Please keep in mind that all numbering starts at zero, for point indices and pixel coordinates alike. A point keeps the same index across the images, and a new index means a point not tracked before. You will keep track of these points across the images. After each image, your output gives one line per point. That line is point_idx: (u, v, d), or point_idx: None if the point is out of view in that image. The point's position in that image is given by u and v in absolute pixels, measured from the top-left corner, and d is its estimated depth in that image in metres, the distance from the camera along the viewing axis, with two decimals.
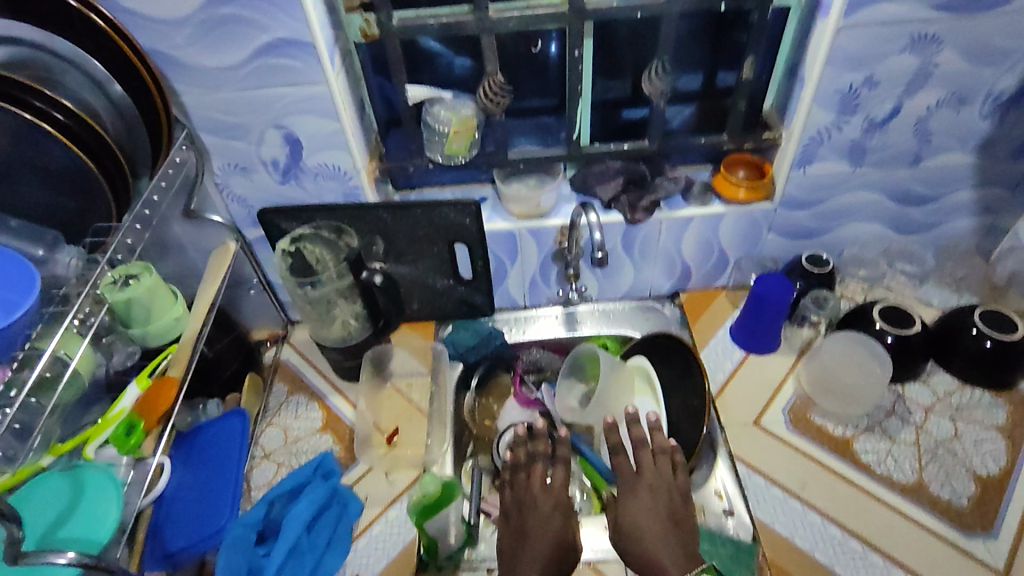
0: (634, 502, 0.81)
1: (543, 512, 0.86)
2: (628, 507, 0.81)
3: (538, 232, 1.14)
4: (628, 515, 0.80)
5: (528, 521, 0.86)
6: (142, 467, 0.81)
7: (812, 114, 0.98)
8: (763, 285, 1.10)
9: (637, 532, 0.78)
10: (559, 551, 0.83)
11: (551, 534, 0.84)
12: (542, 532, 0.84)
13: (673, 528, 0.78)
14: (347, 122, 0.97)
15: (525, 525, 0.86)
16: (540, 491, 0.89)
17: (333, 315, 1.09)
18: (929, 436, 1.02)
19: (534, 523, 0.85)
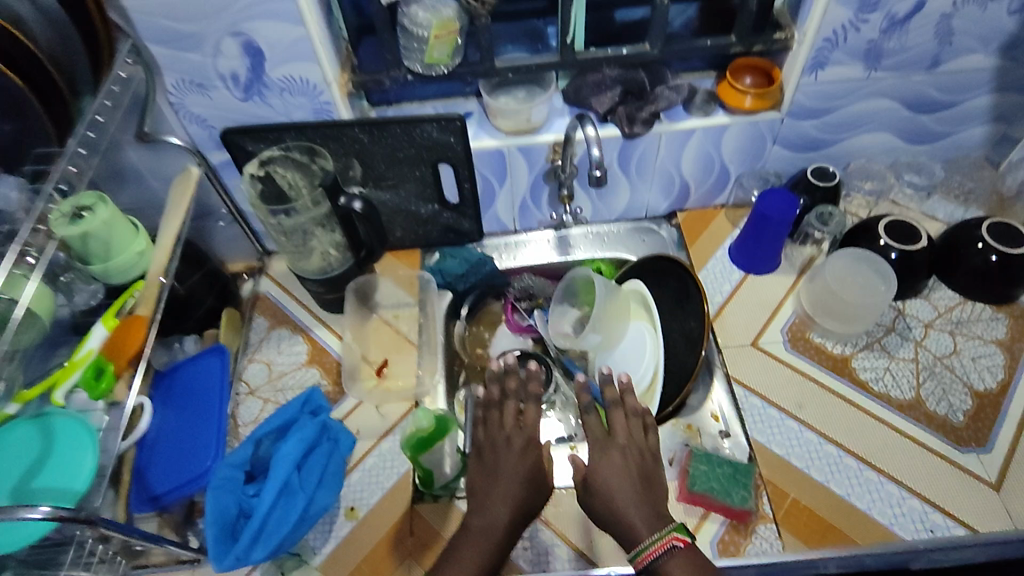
0: (608, 459, 0.80)
1: (515, 459, 0.82)
2: (602, 461, 0.80)
3: (528, 149, 1.06)
4: (598, 470, 0.80)
5: (499, 467, 0.83)
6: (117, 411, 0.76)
7: (829, 11, 0.89)
8: (765, 202, 1.04)
9: (608, 488, 0.78)
10: (530, 490, 0.81)
11: (521, 475, 0.82)
12: (512, 476, 0.81)
13: (644, 484, 0.79)
14: (313, 27, 0.86)
15: (496, 468, 0.83)
16: (515, 438, 0.85)
17: (310, 246, 1.02)
18: (928, 353, 1.00)
19: (505, 468, 0.82)
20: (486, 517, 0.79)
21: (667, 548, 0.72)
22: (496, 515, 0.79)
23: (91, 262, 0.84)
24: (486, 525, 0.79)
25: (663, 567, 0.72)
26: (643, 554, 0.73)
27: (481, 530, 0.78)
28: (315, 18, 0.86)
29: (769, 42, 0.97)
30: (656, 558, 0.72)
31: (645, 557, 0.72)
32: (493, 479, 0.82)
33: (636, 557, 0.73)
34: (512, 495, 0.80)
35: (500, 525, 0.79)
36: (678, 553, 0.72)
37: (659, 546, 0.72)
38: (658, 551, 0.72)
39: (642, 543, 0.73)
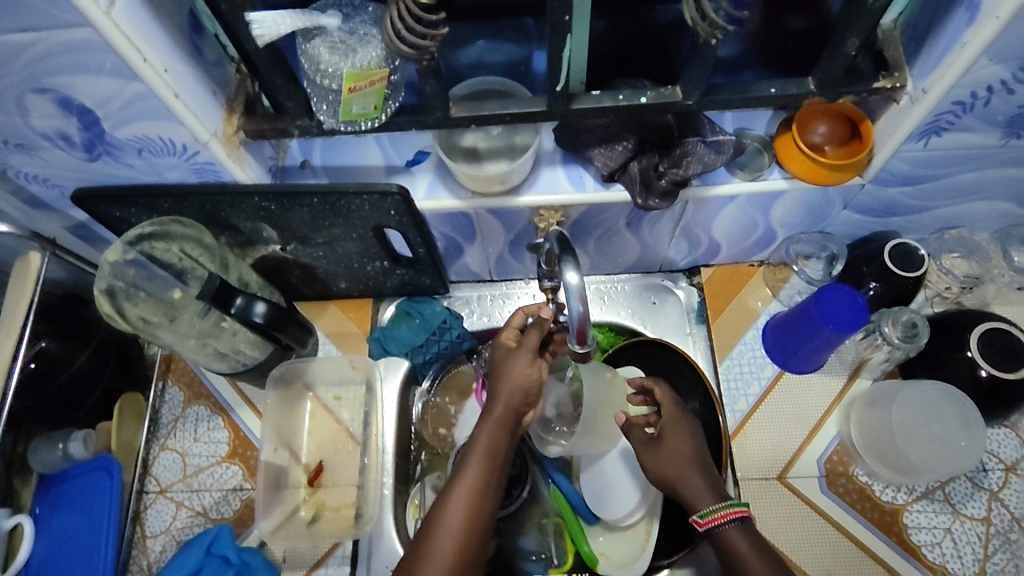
0: (679, 436, 0.75)
1: (519, 360, 0.70)
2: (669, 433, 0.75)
3: (501, 211, 0.77)
4: (672, 434, 0.75)
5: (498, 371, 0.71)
6: None
7: (972, 70, 0.56)
8: (822, 305, 0.77)
9: (678, 455, 0.74)
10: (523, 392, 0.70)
11: (517, 386, 0.69)
12: (508, 390, 0.69)
13: (704, 468, 0.73)
14: (158, 81, 0.56)
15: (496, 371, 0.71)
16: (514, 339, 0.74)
17: (210, 343, 0.78)
18: (1003, 510, 0.78)
19: (505, 371, 0.71)
20: (483, 438, 0.68)
21: (734, 518, 0.68)
22: (496, 429, 0.68)
23: None
24: (486, 440, 0.68)
25: (725, 535, 0.68)
26: (708, 516, 0.69)
27: (481, 452, 0.67)
28: (159, 65, 0.56)
29: (864, 92, 0.64)
30: (721, 524, 0.68)
31: (709, 521, 0.68)
32: (494, 390, 0.71)
33: (703, 517, 0.69)
34: (509, 411, 0.69)
35: (501, 435, 0.69)
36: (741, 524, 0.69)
37: (725, 514, 0.69)
38: (726, 517, 0.68)
39: (711, 505, 0.69)
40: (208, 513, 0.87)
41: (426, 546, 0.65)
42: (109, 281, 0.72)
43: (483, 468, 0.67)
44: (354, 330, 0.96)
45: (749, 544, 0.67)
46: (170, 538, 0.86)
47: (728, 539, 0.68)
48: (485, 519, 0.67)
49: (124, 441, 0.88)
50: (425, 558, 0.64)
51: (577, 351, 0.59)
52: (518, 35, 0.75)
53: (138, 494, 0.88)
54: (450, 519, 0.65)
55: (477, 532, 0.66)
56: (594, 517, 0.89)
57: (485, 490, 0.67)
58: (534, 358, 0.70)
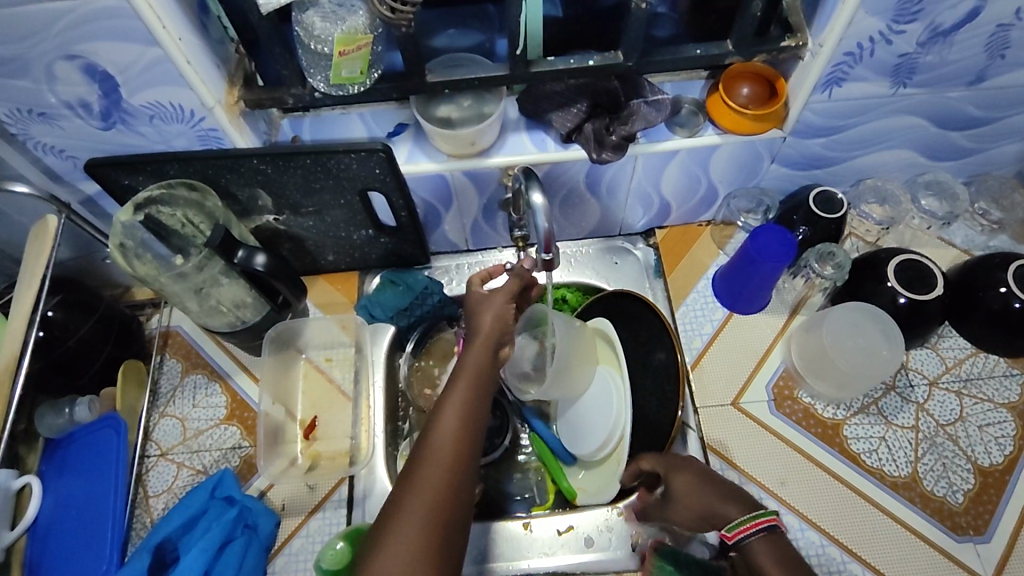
0: (678, 475, 0.73)
1: (499, 295, 0.74)
2: (674, 479, 0.73)
3: (474, 173, 0.87)
4: (671, 485, 0.73)
5: (477, 306, 0.74)
6: None
7: (855, 22, 0.69)
8: (756, 243, 0.88)
9: (687, 495, 0.71)
10: (502, 322, 0.73)
11: (498, 316, 0.72)
12: (490, 318, 0.72)
13: (726, 494, 0.69)
14: (174, 47, 0.65)
15: (475, 306, 0.75)
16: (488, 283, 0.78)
17: (212, 302, 0.85)
18: (929, 418, 0.89)
19: (484, 306, 0.74)
20: (470, 358, 0.69)
21: (759, 528, 0.63)
22: (482, 349, 0.70)
23: None
24: (475, 358, 0.69)
25: (752, 549, 0.62)
26: (735, 529, 0.63)
27: (470, 367, 0.68)
28: (174, 33, 0.65)
29: (775, 51, 0.76)
30: (750, 536, 0.62)
31: (736, 534, 0.63)
32: (475, 322, 0.73)
33: (730, 532, 0.64)
34: (492, 339, 0.71)
35: (486, 355, 0.70)
36: (771, 534, 0.63)
37: (751, 526, 0.63)
38: (753, 529, 0.62)
39: (735, 518, 0.64)
40: (208, 470, 0.91)
41: (424, 452, 0.63)
42: (121, 239, 0.80)
43: (474, 379, 0.67)
44: (342, 299, 1.04)
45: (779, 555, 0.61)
46: (171, 495, 0.89)
47: (759, 555, 0.62)
48: (479, 428, 0.66)
49: (128, 405, 0.93)
50: (425, 460, 0.62)
51: (545, 259, 0.69)
52: (482, 21, 0.86)
53: (140, 458, 0.92)
54: (444, 432, 0.63)
55: (473, 437, 0.64)
56: (571, 458, 0.96)
57: (478, 401, 0.67)
58: (511, 295, 0.74)
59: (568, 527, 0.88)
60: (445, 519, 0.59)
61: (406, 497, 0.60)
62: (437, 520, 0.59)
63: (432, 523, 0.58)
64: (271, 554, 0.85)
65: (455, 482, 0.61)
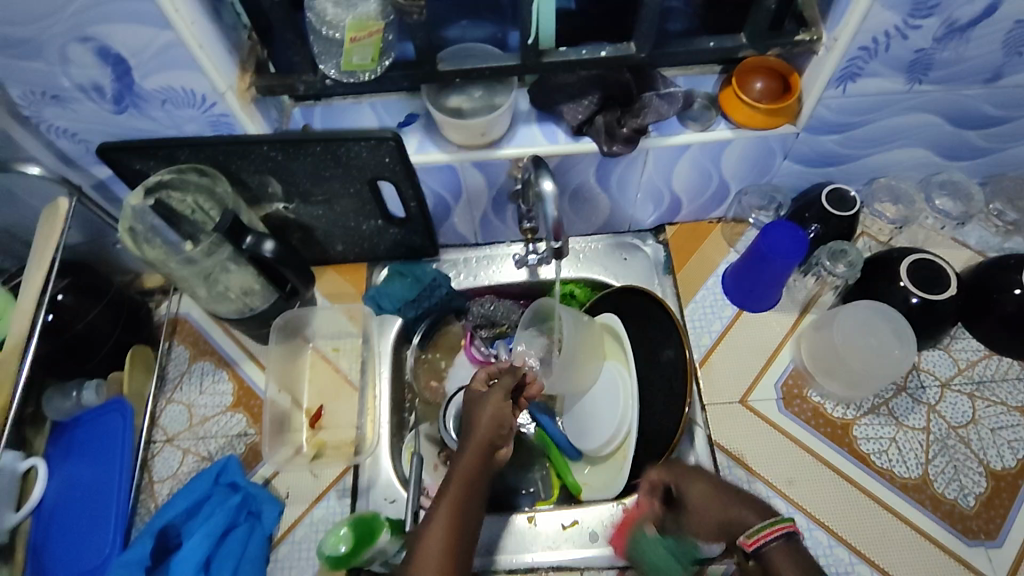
0: (694, 481, 0.65)
1: (493, 399, 0.75)
2: (686, 481, 0.66)
3: (484, 165, 0.87)
4: (686, 494, 0.65)
5: (472, 413, 0.75)
6: None
7: (870, 16, 0.68)
8: (767, 240, 0.87)
9: (702, 503, 0.64)
10: (496, 430, 0.73)
11: (490, 422, 0.73)
12: (484, 426, 0.73)
13: (748, 506, 0.61)
14: (186, 30, 0.65)
15: (470, 412, 0.76)
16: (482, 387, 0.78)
17: (221, 289, 0.85)
18: (941, 421, 0.87)
19: (479, 412, 0.75)
20: (460, 468, 0.70)
21: (778, 534, 0.55)
22: (473, 458, 0.70)
23: None
24: (465, 468, 0.70)
25: (769, 559, 0.54)
26: (755, 535, 0.55)
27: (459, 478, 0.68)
28: (187, 17, 0.65)
29: (789, 45, 0.76)
30: (767, 544, 0.55)
31: (757, 541, 0.55)
32: (469, 429, 0.74)
33: (748, 538, 0.55)
34: (484, 444, 0.72)
35: (476, 463, 0.70)
36: (792, 542, 0.55)
37: (770, 531, 0.55)
38: (774, 534, 0.55)
39: (755, 523, 0.56)
40: (213, 457, 0.91)
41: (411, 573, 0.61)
42: (131, 224, 0.79)
43: (461, 493, 0.67)
44: (351, 290, 1.04)
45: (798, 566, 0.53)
46: (176, 481, 0.89)
47: (777, 564, 0.54)
48: (466, 548, 0.65)
49: (135, 390, 0.93)
50: None
51: (553, 247, 0.69)
52: (494, 13, 0.86)
53: (146, 444, 0.91)
54: (431, 550, 0.62)
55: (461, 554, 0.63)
56: (577, 453, 0.96)
57: (464, 517, 0.66)
58: (504, 398, 0.75)
59: (573, 522, 0.87)
60: None
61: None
62: None
63: None
64: (274, 542, 0.85)
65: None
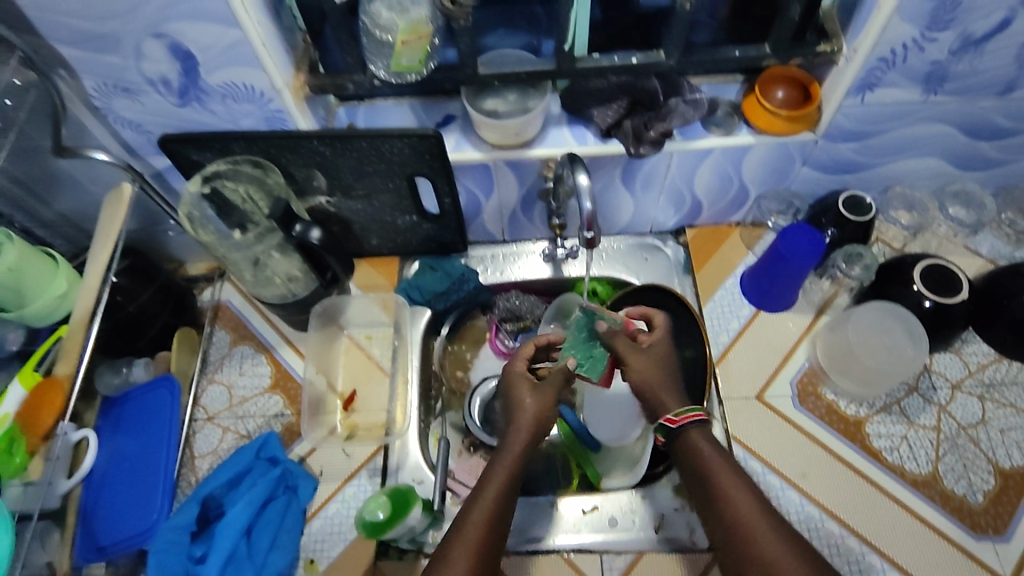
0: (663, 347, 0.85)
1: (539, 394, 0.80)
2: (656, 346, 0.84)
3: (516, 164, 0.92)
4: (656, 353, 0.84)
5: (517, 403, 0.80)
6: (32, 493, 0.74)
7: (889, 28, 0.73)
8: (786, 241, 0.91)
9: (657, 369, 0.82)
10: (540, 424, 0.78)
11: (534, 416, 0.78)
12: (529, 420, 0.78)
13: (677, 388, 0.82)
14: (252, 30, 0.71)
15: (515, 402, 0.81)
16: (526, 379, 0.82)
17: (267, 274, 0.90)
18: (951, 420, 0.90)
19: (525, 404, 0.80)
20: (505, 457, 0.75)
21: (699, 422, 0.77)
22: (516, 449, 0.76)
23: (5, 309, 0.79)
24: (508, 455, 0.75)
25: (687, 435, 0.77)
26: (680, 415, 0.77)
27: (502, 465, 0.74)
28: (253, 17, 0.70)
29: (811, 56, 0.80)
30: (686, 423, 0.77)
31: (682, 419, 0.77)
32: (514, 420, 0.79)
33: (676, 415, 0.77)
34: (528, 438, 0.77)
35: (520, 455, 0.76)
36: (701, 433, 0.77)
37: (692, 415, 0.77)
38: (692, 418, 0.77)
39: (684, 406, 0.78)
40: (251, 435, 0.96)
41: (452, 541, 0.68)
42: (189, 210, 0.87)
43: (504, 478, 0.74)
44: (383, 282, 1.09)
45: (710, 448, 0.76)
46: (216, 457, 0.94)
47: (693, 446, 0.76)
48: (503, 524, 0.71)
49: (181, 369, 0.99)
50: (453, 550, 0.67)
51: (586, 239, 0.72)
52: (529, 21, 0.91)
53: (189, 420, 0.97)
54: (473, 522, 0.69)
55: (499, 528, 0.70)
56: (596, 444, 1.00)
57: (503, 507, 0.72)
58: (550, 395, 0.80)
59: (592, 508, 0.91)
60: None
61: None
62: None
63: None
64: (308, 516, 0.89)
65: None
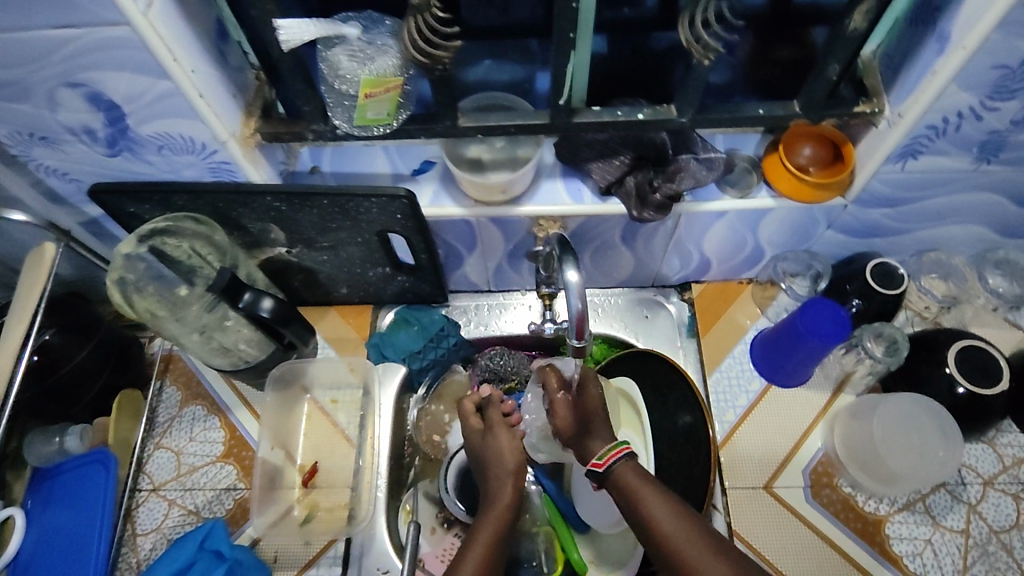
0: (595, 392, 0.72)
1: (507, 436, 0.74)
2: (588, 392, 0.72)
3: (502, 221, 0.80)
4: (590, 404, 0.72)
5: (485, 449, 0.75)
6: None
7: (944, 96, 0.61)
8: (807, 317, 0.80)
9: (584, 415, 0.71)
10: (519, 475, 0.72)
11: (511, 465, 0.72)
12: (507, 470, 0.72)
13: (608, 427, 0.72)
14: (185, 80, 0.59)
15: (483, 449, 0.75)
16: (503, 421, 0.76)
17: (215, 341, 0.81)
18: (981, 523, 0.81)
19: (497, 450, 0.74)
20: (489, 520, 0.69)
21: (623, 455, 0.66)
22: (499, 508, 0.70)
23: None
24: (488, 522, 0.69)
25: (618, 472, 0.66)
26: (606, 455, 0.67)
27: (482, 530, 0.68)
28: (186, 65, 0.59)
29: (847, 117, 0.69)
30: (614, 462, 0.66)
31: (607, 458, 0.66)
32: (486, 469, 0.74)
33: (602, 456, 0.67)
34: (508, 486, 0.71)
35: (501, 513, 0.70)
36: (636, 465, 0.67)
37: (615, 453, 0.67)
38: (617, 455, 0.66)
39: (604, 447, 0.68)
40: (200, 512, 0.86)
41: None
42: (121, 273, 0.75)
43: (487, 545, 0.67)
44: (353, 336, 0.98)
45: (638, 477, 0.65)
46: (160, 536, 0.85)
47: (623, 478, 0.66)
48: None
49: (121, 436, 0.88)
50: None
51: (576, 346, 0.63)
52: (522, 56, 0.78)
53: (131, 492, 0.87)
54: None
55: None
56: (584, 525, 0.90)
57: (488, 575, 0.65)
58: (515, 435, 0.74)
59: None
60: None
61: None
62: None
63: None
64: None
65: None
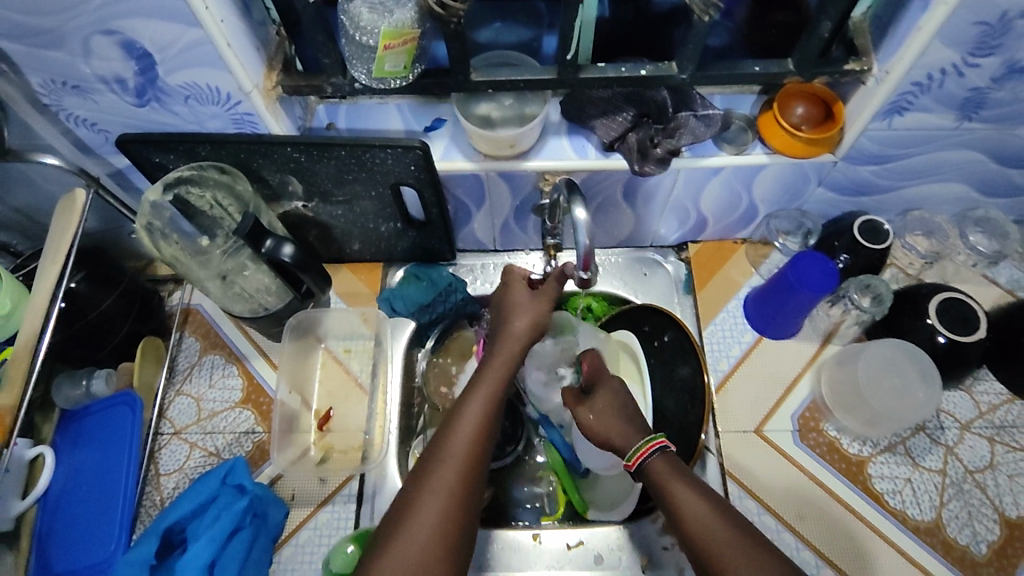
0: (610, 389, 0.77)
1: (535, 297, 0.76)
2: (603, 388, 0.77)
3: (510, 175, 0.84)
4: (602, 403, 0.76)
5: (511, 308, 0.77)
6: None
7: (928, 51, 0.66)
8: (796, 270, 0.85)
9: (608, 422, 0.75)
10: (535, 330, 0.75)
11: (528, 319, 0.75)
12: (524, 323, 0.75)
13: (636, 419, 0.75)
14: (215, 29, 0.62)
15: (510, 306, 0.77)
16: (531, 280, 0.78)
17: (236, 287, 0.85)
18: (958, 463, 0.86)
19: (519, 309, 0.76)
20: (497, 363, 0.73)
21: (656, 450, 0.69)
22: (507, 353, 0.73)
23: None
24: (496, 367, 0.73)
25: (647, 469, 0.69)
26: (636, 454, 0.70)
27: (494, 374, 0.72)
28: (216, 15, 0.62)
29: (838, 74, 0.72)
30: (647, 457, 0.69)
31: (637, 458, 0.70)
32: (505, 319, 0.77)
33: (630, 458, 0.70)
34: (522, 338, 0.75)
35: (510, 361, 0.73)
36: (667, 455, 0.70)
37: (648, 450, 0.70)
38: (650, 451, 0.69)
39: (635, 444, 0.71)
40: (220, 453, 0.91)
41: (441, 448, 0.66)
42: (149, 220, 0.79)
43: (496, 385, 0.71)
44: (365, 291, 1.02)
45: (670, 468, 0.68)
46: (183, 476, 0.89)
47: (656, 472, 0.68)
48: (493, 434, 0.69)
49: (145, 381, 0.92)
50: (443, 456, 0.65)
51: (582, 277, 0.68)
52: (529, 17, 0.83)
53: (154, 435, 0.91)
54: (464, 429, 0.67)
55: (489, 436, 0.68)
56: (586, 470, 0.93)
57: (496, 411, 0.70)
58: (546, 297, 0.76)
59: (578, 542, 0.88)
60: (456, 526, 0.62)
61: (412, 506, 0.63)
62: (440, 543, 0.61)
63: (439, 532, 0.61)
64: (278, 544, 0.85)
65: (465, 489, 0.64)
